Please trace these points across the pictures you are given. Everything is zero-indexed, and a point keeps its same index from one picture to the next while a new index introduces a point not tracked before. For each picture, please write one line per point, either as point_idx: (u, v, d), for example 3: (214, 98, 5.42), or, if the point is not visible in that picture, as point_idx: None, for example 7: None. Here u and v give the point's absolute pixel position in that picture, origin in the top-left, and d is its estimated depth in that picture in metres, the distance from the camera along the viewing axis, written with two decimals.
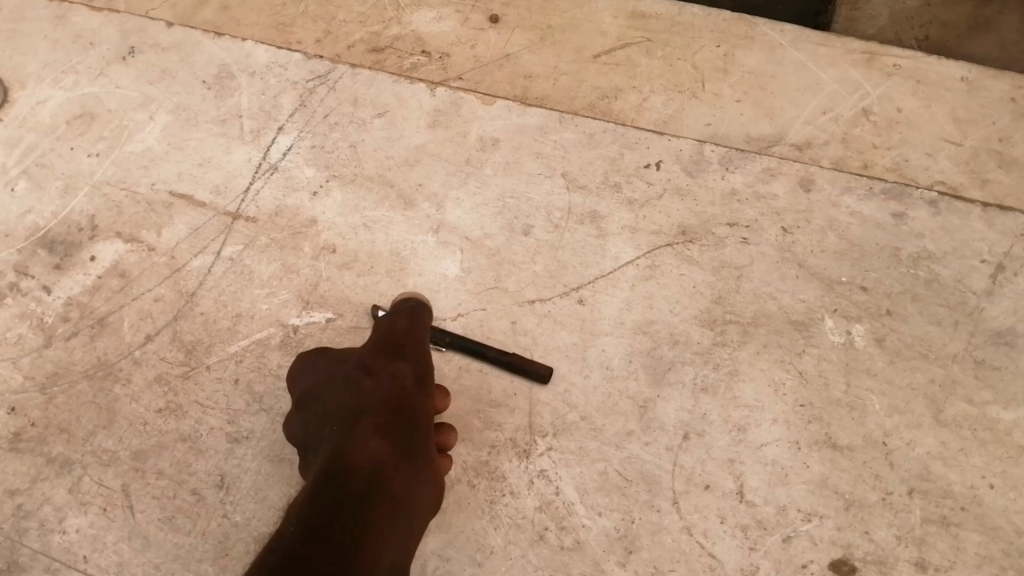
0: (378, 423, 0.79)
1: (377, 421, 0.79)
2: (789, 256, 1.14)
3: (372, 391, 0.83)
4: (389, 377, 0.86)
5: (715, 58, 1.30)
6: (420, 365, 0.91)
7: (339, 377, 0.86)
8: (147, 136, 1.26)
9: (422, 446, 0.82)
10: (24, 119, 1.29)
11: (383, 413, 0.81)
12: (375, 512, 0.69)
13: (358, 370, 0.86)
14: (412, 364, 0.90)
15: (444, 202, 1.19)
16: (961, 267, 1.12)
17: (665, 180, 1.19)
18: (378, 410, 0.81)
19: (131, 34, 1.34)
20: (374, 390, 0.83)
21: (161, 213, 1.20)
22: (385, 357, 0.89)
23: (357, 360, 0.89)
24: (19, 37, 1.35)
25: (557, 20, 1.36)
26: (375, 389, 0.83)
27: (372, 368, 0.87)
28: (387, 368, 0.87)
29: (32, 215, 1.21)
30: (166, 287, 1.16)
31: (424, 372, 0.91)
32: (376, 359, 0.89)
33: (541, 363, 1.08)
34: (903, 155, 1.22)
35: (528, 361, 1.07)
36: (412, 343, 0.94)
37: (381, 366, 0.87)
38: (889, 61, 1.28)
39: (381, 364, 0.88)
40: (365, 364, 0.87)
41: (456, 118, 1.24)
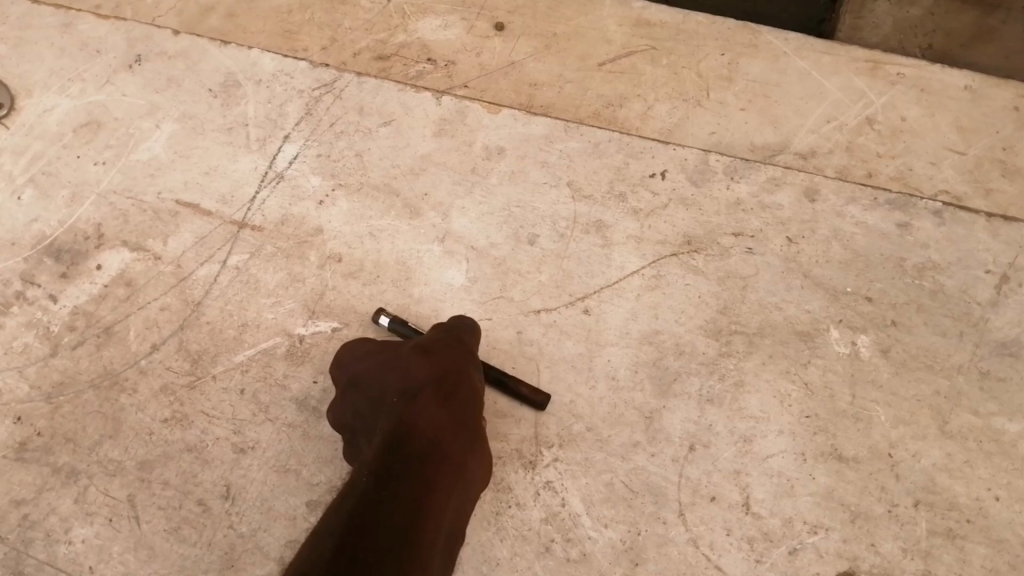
0: (436, 397, 0.82)
1: (435, 394, 0.82)
2: (795, 266, 1.14)
3: (428, 366, 0.86)
4: (444, 358, 0.89)
5: (719, 67, 1.31)
6: (472, 350, 0.94)
7: (394, 354, 0.89)
8: (153, 144, 1.26)
9: (474, 424, 0.85)
10: (30, 126, 1.29)
11: (440, 387, 0.84)
12: (433, 482, 0.73)
13: (413, 349, 0.89)
14: (466, 347, 0.93)
15: (450, 211, 1.19)
16: (965, 277, 1.13)
17: (670, 189, 1.19)
18: (434, 384, 0.84)
19: (137, 42, 1.34)
20: (431, 365, 0.86)
21: (167, 222, 1.20)
22: (439, 340, 0.92)
23: (411, 342, 0.92)
24: (26, 45, 1.35)
25: (563, 28, 1.36)
26: (432, 365, 0.86)
27: (426, 348, 0.89)
28: (443, 350, 0.90)
29: (39, 224, 1.22)
30: (172, 296, 1.16)
31: (475, 357, 0.94)
32: (430, 341, 0.91)
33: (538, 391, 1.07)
34: (907, 165, 1.22)
35: (526, 389, 1.06)
36: (464, 329, 0.97)
37: (436, 346, 0.90)
38: (893, 70, 1.28)
39: (436, 345, 0.90)
40: (420, 345, 0.90)
41: (461, 126, 1.25)
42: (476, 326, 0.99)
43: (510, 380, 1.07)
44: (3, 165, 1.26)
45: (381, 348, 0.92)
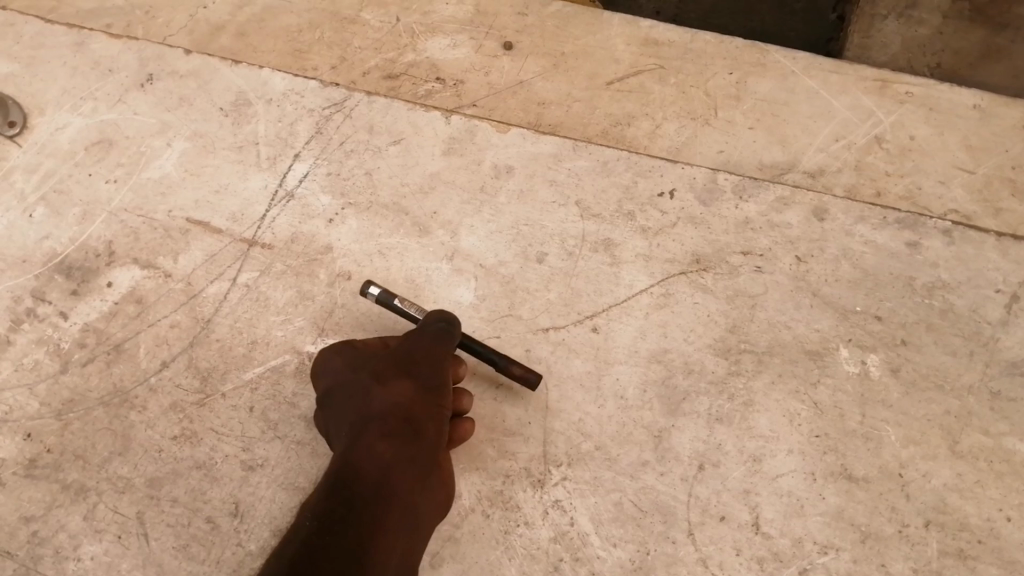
0: (383, 436, 0.87)
1: (383, 434, 0.88)
2: (804, 284, 1.14)
3: (382, 400, 0.91)
4: (405, 378, 0.92)
5: (727, 86, 1.31)
6: (442, 355, 0.95)
7: (356, 384, 0.94)
8: (165, 163, 1.27)
9: (433, 447, 0.90)
10: (42, 144, 1.30)
11: (390, 425, 0.89)
12: (375, 525, 0.80)
13: (372, 378, 0.93)
14: (433, 354, 0.94)
15: (459, 229, 1.20)
16: (975, 297, 1.12)
17: (678, 208, 1.19)
18: (385, 420, 0.89)
19: (149, 62, 1.35)
20: (387, 396, 0.91)
21: (178, 239, 1.21)
22: (402, 358, 0.94)
23: (375, 362, 0.95)
24: (39, 63, 1.36)
25: (571, 47, 1.36)
26: (384, 400, 0.91)
27: (384, 373, 0.93)
28: (401, 373, 0.93)
29: (50, 241, 1.22)
30: (182, 313, 1.16)
31: (446, 362, 0.95)
32: (392, 361, 0.94)
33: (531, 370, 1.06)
34: (916, 184, 1.22)
35: (518, 369, 1.04)
36: (437, 331, 0.97)
37: (397, 368, 0.93)
38: (901, 89, 1.28)
39: (396, 369, 0.93)
40: (381, 369, 0.93)
41: (470, 145, 1.25)
42: (452, 325, 0.99)
43: (500, 359, 1.05)
44: (15, 183, 1.27)
45: (352, 367, 0.96)
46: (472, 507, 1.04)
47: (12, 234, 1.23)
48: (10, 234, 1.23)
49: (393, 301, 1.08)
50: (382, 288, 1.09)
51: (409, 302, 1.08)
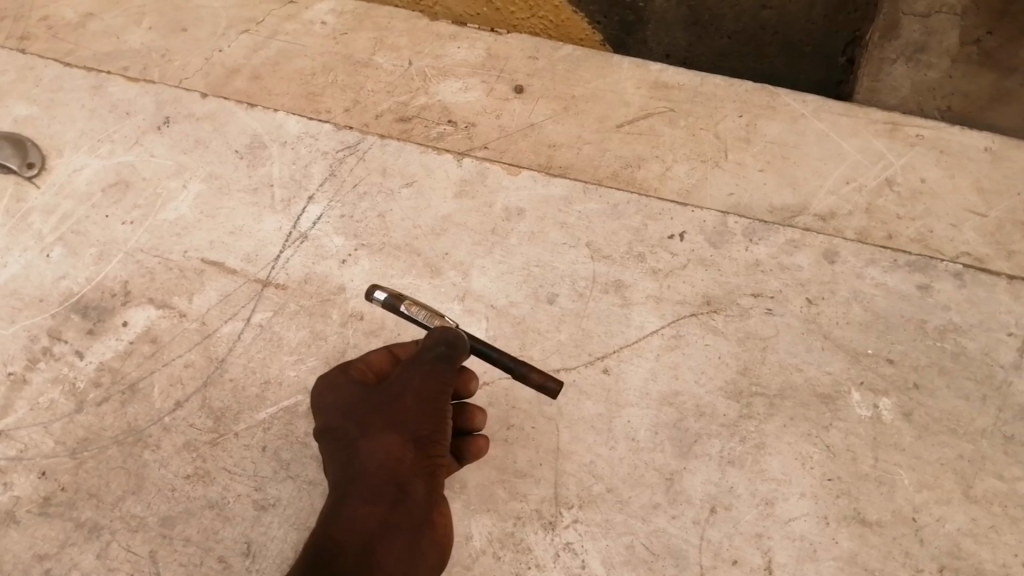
0: (367, 498, 0.88)
1: (366, 498, 0.88)
2: (815, 327, 1.14)
3: (368, 456, 0.90)
4: (391, 428, 0.90)
5: (737, 128, 1.32)
6: (436, 393, 0.90)
7: (346, 433, 0.93)
8: (180, 205, 1.28)
9: (425, 499, 0.90)
10: (61, 186, 1.32)
11: (375, 485, 0.89)
12: None
13: (360, 427, 0.92)
14: (426, 394, 0.90)
15: (470, 270, 1.21)
16: (987, 340, 1.12)
17: (689, 250, 1.20)
18: (370, 479, 0.89)
19: (166, 104, 1.37)
20: (374, 449, 0.90)
21: (193, 280, 1.22)
22: (390, 403, 0.91)
23: (366, 406, 0.93)
24: (58, 106, 1.39)
25: (581, 90, 1.38)
26: (369, 456, 0.90)
27: (370, 424, 0.91)
28: (388, 424, 0.90)
29: (67, 281, 1.23)
30: (195, 352, 1.16)
31: (441, 400, 0.91)
32: (381, 406, 0.92)
33: (552, 377, 1.00)
34: (927, 226, 1.23)
35: (536, 377, 0.99)
36: (432, 362, 0.91)
37: (386, 416, 0.91)
38: (913, 132, 1.29)
39: (384, 418, 0.91)
40: (368, 419, 0.92)
41: (481, 188, 1.26)
42: (452, 350, 0.91)
43: (517, 367, 1.00)
44: (33, 223, 1.29)
45: (347, 408, 0.95)
46: (483, 548, 1.04)
47: (30, 274, 1.25)
48: (28, 273, 1.25)
49: (400, 307, 1.01)
50: (388, 292, 1.02)
51: (416, 303, 1.02)
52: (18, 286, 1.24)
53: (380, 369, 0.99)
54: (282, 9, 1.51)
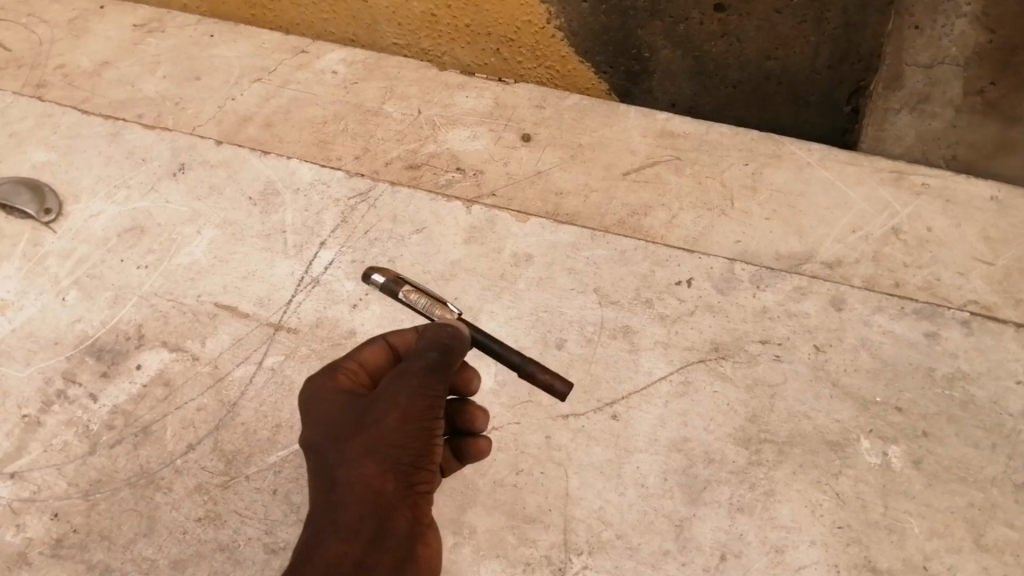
0: (349, 527, 0.86)
1: (346, 526, 0.86)
2: (823, 374, 1.15)
3: (348, 482, 0.87)
4: (375, 453, 0.87)
5: (744, 177, 1.35)
6: (423, 412, 0.88)
7: (326, 454, 0.90)
8: (194, 250, 1.30)
9: (406, 523, 0.89)
10: (77, 231, 1.33)
11: (355, 513, 0.87)
12: None
13: (341, 448, 0.89)
14: (414, 413, 0.87)
15: (479, 315, 1.22)
16: (995, 388, 1.12)
17: (696, 297, 1.22)
18: (353, 506, 0.87)
19: (181, 152, 1.40)
20: (357, 474, 0.87)
21: (206, 323, 1.23)
22: (374, 423, 0.88)
23: (350, 425, 0.90)
24: (76, 152, 1.41)
25: (588, 139, 1.41)
26: (350, 482, 0.87)
27: (352, 447, 0.88)
28: (371, 447, 0.87)
29: (82, 324, 1.25)
30: (208, 396, 1.17)
31: (429, 417, 0.88)
32: (364, 425, 0.89)
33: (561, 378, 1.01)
34: (935, 275, 1.24)
35: (544, 377, 1.00)
36: (421, 377, 0.88)
37: (369, 438, 0.88)
38: (918, 181, 1.32)
39: (367, 440, 0.88)
40: (349, 440, 0.89)
41: (490, 234, 1.29)
42: (447, 359, 0.89)
43: (523, 364, 1.02)
44: (50, 267, 1.30)
45: (330, 422, 0.91)
46: None
47: (45, 317, 1.26)
48: (44, 316, 1.26)
49: (398, 293, 1.02)
50: (387, 276, 1.03)
51: (414, 290, 1.03)
52: (34, 328, 1.25)
53: (375, 365, 0.96)
54: (294, 59, 1.55)
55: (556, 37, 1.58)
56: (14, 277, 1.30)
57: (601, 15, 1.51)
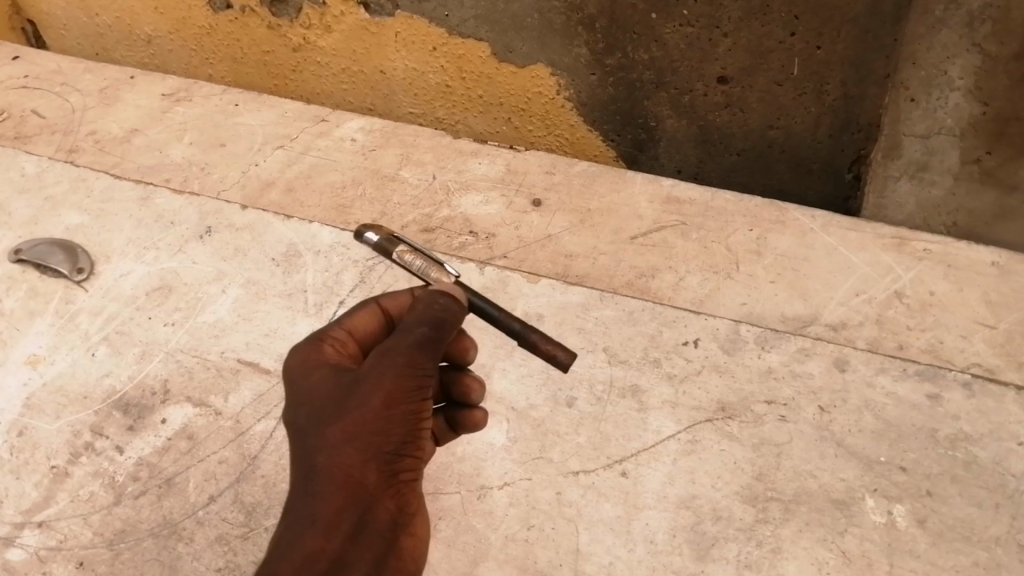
0: (329, 516, 0.86)
1: (324, 518, 0.86)
2: (828, 434, 1.18)
3: (329, 468, 0.88)
4: (357, 438, 0.88)
5: (749, 242, 1.40)
6: (409, 392, 0.89)
7: (307, 438, 0.90)
8: (219, 307, 1.35)
9: (386, 515, 0.90)
10: (108, 289, 1.39)
11: (336, 504, 0.87)
12: None
13: (322, 431, 0.89)
14: (398, 394, 0.88)
15: (491, 373, 1.27)
16: (998, 449, 1.15)
17: (703, 357, 1.26)
18: (332, 492, 0.87)
19: (208, 216, 1.47)
20: (337, 459, 0.88)
21: (229, 379, 1.27)
22: (358, 405, 0.88)
23: (333, 406, 0.90)
24: (108, 216, 1.49)
25: (597, 204, 1.47)
26: (331, 468, 0.88)
27: (333, 431, 0.88)
28: (353, 432, 0.88)
29: (110, 378, 1.29)
30: (229, 449, 1.20)
31: (414, 398, 0.89)
32: (346, 407, 0.89)
33: (564, 348, 0.99)
34: (938, 337, 1.27)
35: (545, 348, 0.99)
36: (409, 355, 0.89)
37: (352, 420, 0.88)
38: (919, 247, 1.37)
39: (350, 424, 0.88)
40: (331, 423, 0.89)
41: (503, 294, 1.36)
42: (436, 333, 0.91)
43: (523, 331, 1.00)
44: (81, 323, 1.36)
45: (313, 404, 0.92)
46: None
47: (75, 371, 1.30)
48: (74, 370, 1.30)
49: (392, 253, 1.01)
50: (381, 235, 1.02)
51: (409, 251, 1.02)
52: (64, 382, 1.29)
53: (364, 331, 1.00)
54: (315, 127, 1.62)
55: (565, 108, 1.65)
56: (46, 332, 1.35)
57: (609, 87, 1.58)
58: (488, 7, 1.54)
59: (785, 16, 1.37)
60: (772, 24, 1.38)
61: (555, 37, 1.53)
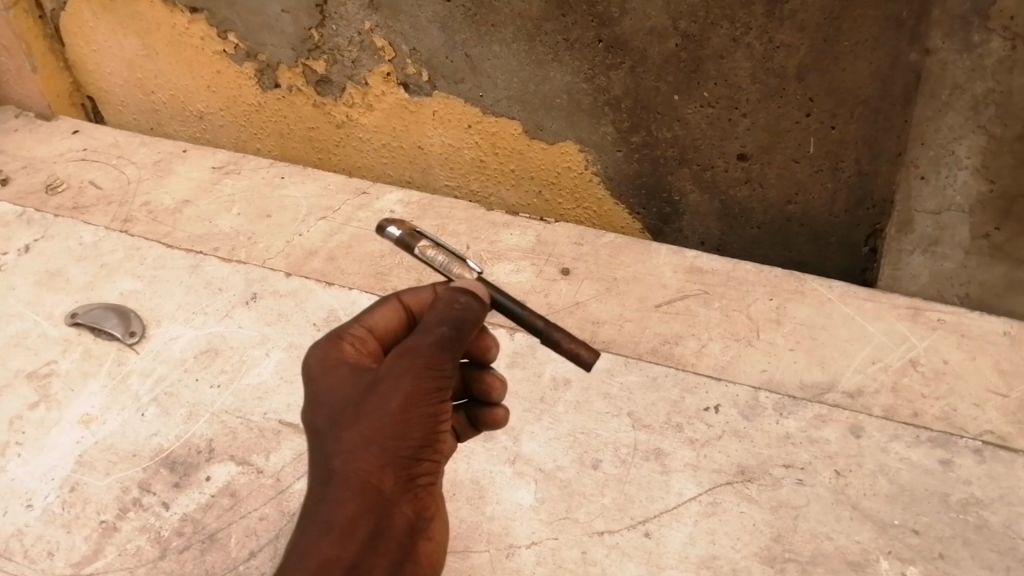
0: (345, 523, 0.90)
1: (340, 525, 0.90)
2: (843, 497, 1.22)
3: (347, 473, 0.92)
4: (375, 443, 0.92)
5: (768, 310, 1.47)
6: (427, 395, 0.93)
7: (324, 440, 0.94)
8: (263, 370, 1.43)
9: (402, 519, 0.95)
10: (157, 352, 1.48)
11: (351, 509, 0.91)
12: None
13: (340, 434, 0.93)
14: (416, 399, 0.93)
15: (521, 435, 1.33)
16: (1009, 513, 1.18)
17: (723, 422, 1.32)
18: (349, 500, 0.91)
19: (254, 283, 1.56)
20: (355, 464, 0.91)
21: (270, 438, 1.34)
22: (376, 408, 0.92)
23: (352, 408, 0.94)
24: (160, 283, 1.58)
25: (622, 273, 1.55)
26: (347, 472, 0.92)
27: (350, 435, 0.92)
28: (371, 436, 0.92)
29: (158, 437, 1.36)
30: (270, 506, 1.26)
31: (431, 401, 0.94)
32: (365, 410, 0.92)
33: (589, 348, 1.04)
34: (952, 405, 1.32)
35: (569, 346, 1.03)
36: (428, 356, 0.93)
37: (370, 425, 0.92)
38: (934, 316, 1.44)
39: (367, 428, 0.92)
40: (350, 427, 0.92)
41: (532, 359, 1.43)
42: (457, 335, 0.94)
43: (547, 330, 1.04)
44: (132, 385, 1.44)
45: (333, 406, 0.96)
46: None
47: (125, 431, 1.38)
48: (124, 430, 1.38)
49: (414, 248, 1.05)
50: (402, 229, 1.05)
51: (431, 247, 1.05)
52: (114, 441, 1.37)
53: (384, 328, 1.05)
54: (356, 200, 1.71)
55: (593, 182, 1.73)
56: (99, 393, 1.43)
57: (634, 163, 1.66)
58: (520, 89, 1.64)
59: (800, 98, 1.45)
60: (788, 106, 1.47)
61: (583, 116, 1.63)
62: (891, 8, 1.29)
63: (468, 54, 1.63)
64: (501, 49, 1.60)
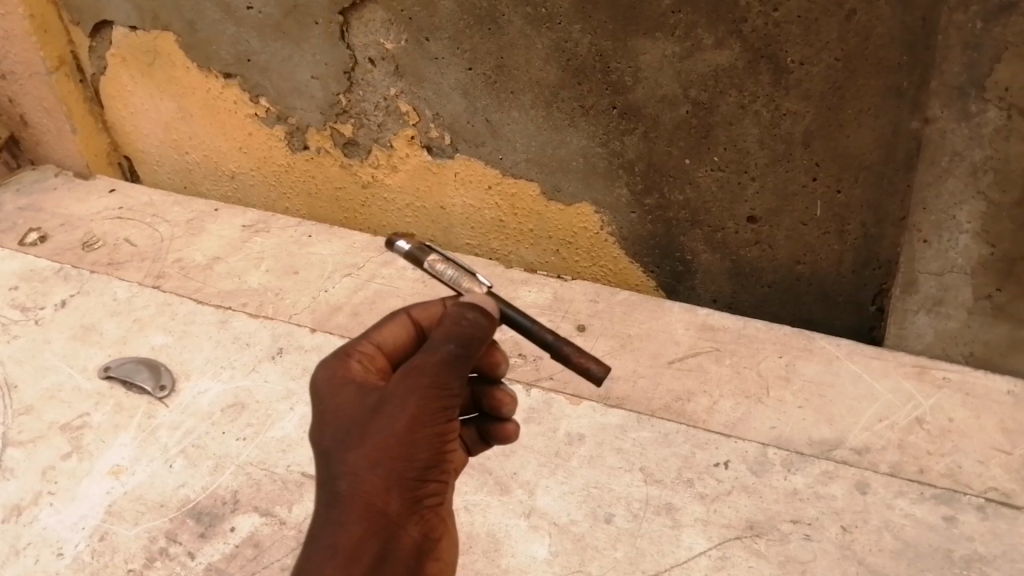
0: (350, 546, 0.95)
1: (345, 548, 0.94)
2: (850, 553, 1.24)
3: (352, 496, 0.96)
4: (379, 465, 0.95)
5: (778, 367, 1.51)
6: (432, 417, 0.96)
7: (330, 461, 0.98)
8: (287, 424, 1.48)
9: (409, 539, 0.99)
10: (185, 406, 1.54)
11: (356, 533, 0.95)
12: None
13: (347, 456, 0.97)
14: (421, 421, 0.96)
15: (535, 489, 1.37)
16: (1013, 569, 1.20)
17: (733, 477, 1.35)
18: (354, 523, 0.95)
19: (280, 338, 1.62)
20: (360, 487, 0.95)
21: (293, 490, 1.39)
22: (381, 430, 0.96)
23: (359, 428, 0.98)
24: (190, 337, 1.65)
25: (636, 329, 1.60)
26: (353, 495, 0.96)
27: (356, 457, 0.96)
28: (376, 458, 0.95)
29: (185, 488, 1.41)
30: (291, 557, 1.30)
31: (437, 422, 0.97)
32: (370, 432, 0.96)
33: (599, 363, 1.09)
34: (957, 462, 1.35)
35: (580, 361, 1.09)
36: (434, 376, 0.96)
37: (375, 447, 0.95)
38: (939, 375, 1.47)
39: (373, 449, 0.95)
40: (355, 449, 0.96)
41: (547, 414, 1.48)
42: (463, 353, 0.97)
43: (556, 344, 1.10)
44: (160, 437, 1.49)
45: (340, 427, 1.00)
46: None
47: (154, 481, 1.43)
48: (153, 480, 1.43)
49: (423, 261, 1.11)
50: (411, 244, 1.12)
51: (440, 261, 1.11)
52: (143, 491, 1.42)
53: (392, 343, 1.09)
54: (380, 258, 1.78)
55: (609, 242, 1.79)
56: (129, 445, 1.49)
57: (648, 224, 1.72)
58: (538, 152, 1.71)
59: (807, 163, 1.50)
60: (795, 171, 1.52)
61: (598, 178, 1.69)
62: (892, 78, 1.35)
63: (488, 119, 1.70)
64: (519, 114, 1.67)
